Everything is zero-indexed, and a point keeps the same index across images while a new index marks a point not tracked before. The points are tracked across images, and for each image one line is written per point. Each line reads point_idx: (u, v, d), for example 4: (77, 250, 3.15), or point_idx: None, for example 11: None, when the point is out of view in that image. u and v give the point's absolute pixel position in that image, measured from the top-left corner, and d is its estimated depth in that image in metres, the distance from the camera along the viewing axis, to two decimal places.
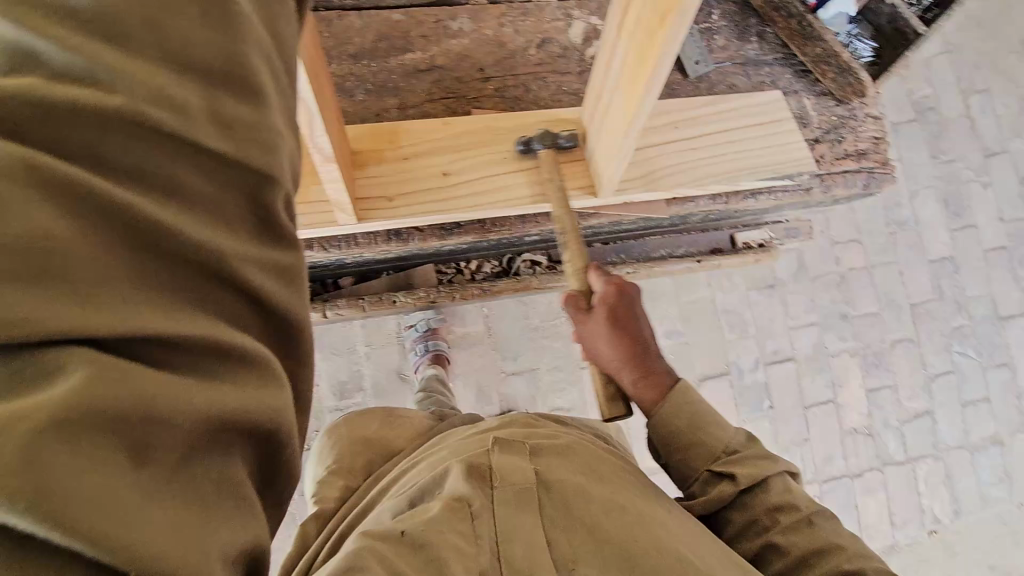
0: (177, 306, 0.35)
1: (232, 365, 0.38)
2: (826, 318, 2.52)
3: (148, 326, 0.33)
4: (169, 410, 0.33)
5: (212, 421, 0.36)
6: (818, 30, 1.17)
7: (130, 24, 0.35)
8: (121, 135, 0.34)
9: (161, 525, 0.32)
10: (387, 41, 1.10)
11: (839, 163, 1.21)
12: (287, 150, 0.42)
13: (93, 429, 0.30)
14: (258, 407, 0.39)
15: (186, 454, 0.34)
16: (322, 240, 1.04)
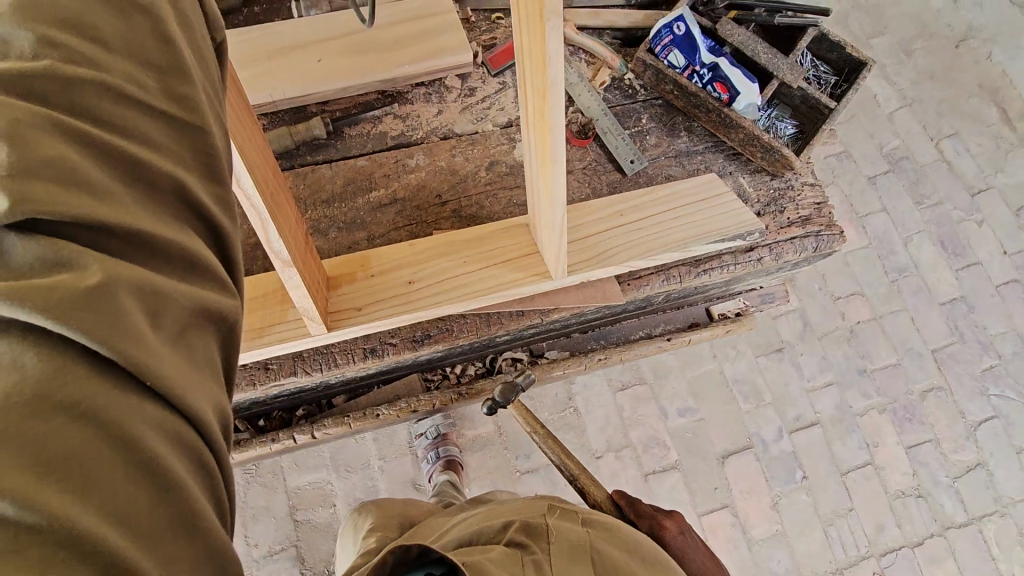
0: (143, 212, 0.39)
1: (208, 271, 0.42)
2: (843, 376, 2.45)
3: (134, 224, 0.37)
4: (170, 288, 0.37)
5: (200, 305, 0.39)
6: (735, 119, 1.28)
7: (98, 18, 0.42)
8: (86, 91, 0.39)
9: (171, 364, 0.35)
10: (353, 184, 1.26)
11: (783, 231, 1.30)
12: (216, 130, 0.47)
13: (121, 285, 0.34)
14: (231, 311, 0.42)
15: (187, 331, 0.38)
16: (304, 364, 1.13)
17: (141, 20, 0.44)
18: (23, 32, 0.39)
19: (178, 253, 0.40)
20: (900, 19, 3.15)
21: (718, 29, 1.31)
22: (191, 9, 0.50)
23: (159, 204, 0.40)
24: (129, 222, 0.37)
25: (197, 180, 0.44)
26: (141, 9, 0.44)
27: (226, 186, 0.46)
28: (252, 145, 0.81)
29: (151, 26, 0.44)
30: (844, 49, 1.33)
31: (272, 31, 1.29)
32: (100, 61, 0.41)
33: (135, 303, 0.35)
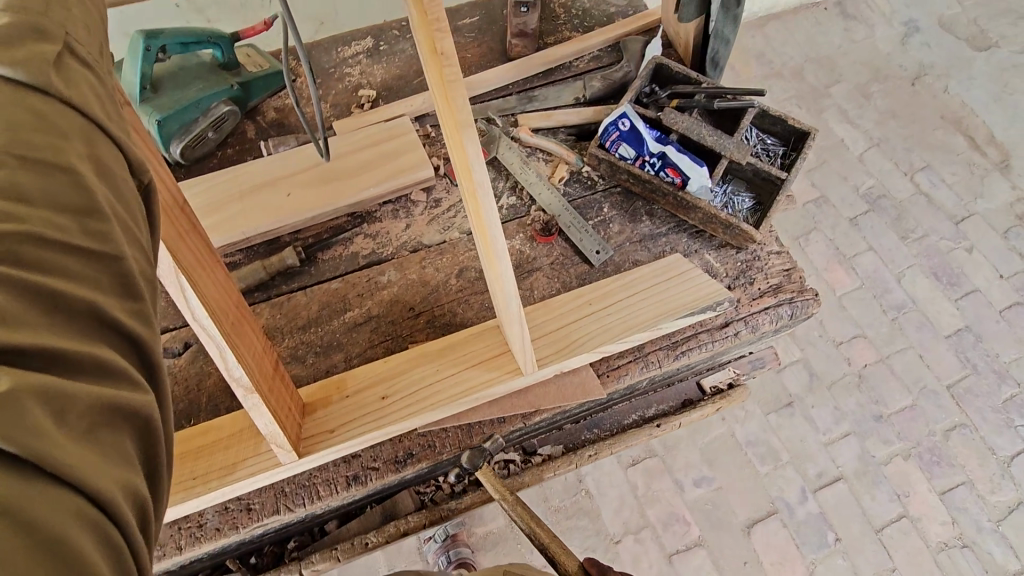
0: (55, 334, 0.41)
1: (120, 373, 0.43)
2: (860, 425, 2.37)
3: (51, 344, 0.40)
4: (75, 388, 0.39)
5: (110, 403, 0.41)
6: (692, 201, 1.32)
7: (18, 180, 0.44)
8: (7, 239, 0.41)
9: (74, 453, 0.37)
10: (328, 306, 1.29)
11: (756, 303, 1.30)
12: (132, 253, 0.49)
13: (25, 389, 0.36)
14: (140, 402, 0.44)
15: (92, 425, 0.40)
16: (287, 501, 1.11)
17: (61, 176, 0.45)
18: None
19: (89, 362, 0.42)
20: (852, 66, 3.29)
21: (662, 118, 1.38)
22: (113, 160, 0.51)
23: (76, 329, 0.42)
24: (41, 342, 0.39)
25: (112, 300, 0.46)
26: (64, 167, 0.46)
27: (141, 298, 0.48)
28: (211, 280, 0.86)
29: (71, 179, 0.46)
30: (786, 122, 1.38)
31: (243, 172, 1.37)
32: (21, 213, 0.43)
33: (37, 404, 0.37)
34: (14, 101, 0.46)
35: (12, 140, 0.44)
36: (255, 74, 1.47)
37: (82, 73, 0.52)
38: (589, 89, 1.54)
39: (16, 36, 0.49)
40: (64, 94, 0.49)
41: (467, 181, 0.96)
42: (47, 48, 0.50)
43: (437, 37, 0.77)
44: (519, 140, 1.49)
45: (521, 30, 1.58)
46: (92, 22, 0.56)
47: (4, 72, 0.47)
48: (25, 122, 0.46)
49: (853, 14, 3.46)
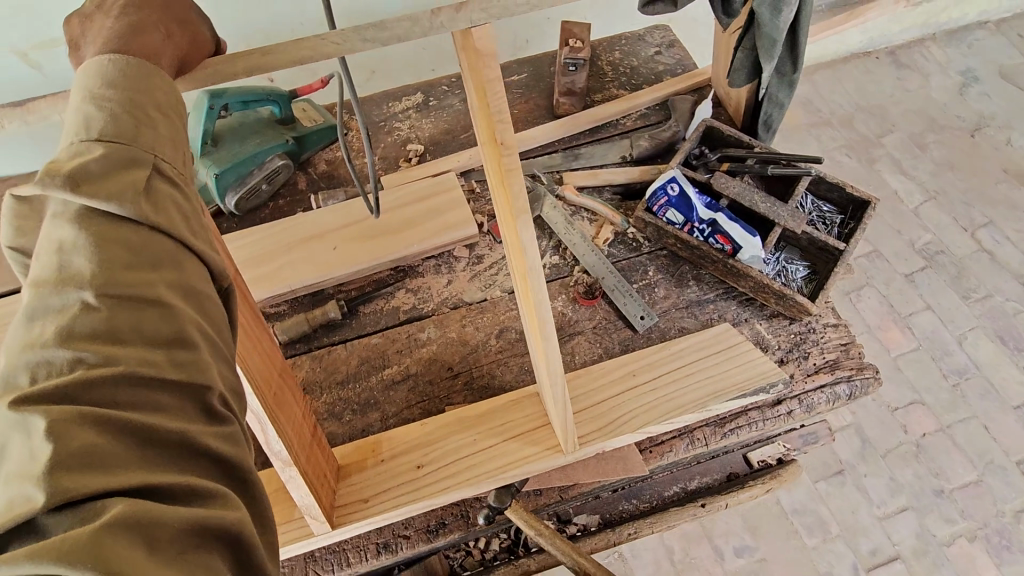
0: (148, 469, 0.44)
1: (209, 493, 0.46)
2: (919, 500, 2.21)
3: (158, 479, 0.43)
4: (168, 515, 0.41)
5: (197, 523, 0.43)
6: (742, 270, 1.27)
7: (120, 329, 0.48)
8: (111, 385, 0.45)
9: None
10: (367, 362, 1.29)
11: (811, 379, 1.23)
12: (218, 376, 0.53)
13: (120, 524, 0.39)
14: (229, 519, 0.45)
15: (185, 548, 0.42)
16: (316, 566, 1.09)
17: (153, 310, 0.50)
18: (62, 350, 0.45)
19: (181, 491, 0.44)
20: (906, 116, 3.19)
21: (713, 183, 1.34)
22: (200, 280, 0.56)
23: (170, 461, 0.46)
24: (142, 479, 0.42)
25: (202, 427, 0.49)
26: (154, 300, 0.50)
27: (225, 420, 0.52)
28: (257, 352, 0.87)
29: (160, 311, 0.50)
30: (844, 189, 1.33)
31: (292, 223, 1.39)
32: (119, 354, 0.47)
33: (131, 536, 0.39)
34: (109, 238, 0.51)
35: (106, 278, 0.48)
36: (311, 128, 1.52)
37: (166, 195, 0.56)
38: (637, 148, 1.53)
39: (111, 165, 0.53)
40: (153, 221, 0.53)
41: (516, 255, 0.96)
42: (140, 175, 0.55)
43: (498, 128, 0.80)
44: (563, 199, 1.47)
45: (568, 89, 1.59)
46: (174, 134, 0.61)
47: (99, 206, 0.51)
48: (120, 260, 0.50)
49: (907, 63, 3.37)
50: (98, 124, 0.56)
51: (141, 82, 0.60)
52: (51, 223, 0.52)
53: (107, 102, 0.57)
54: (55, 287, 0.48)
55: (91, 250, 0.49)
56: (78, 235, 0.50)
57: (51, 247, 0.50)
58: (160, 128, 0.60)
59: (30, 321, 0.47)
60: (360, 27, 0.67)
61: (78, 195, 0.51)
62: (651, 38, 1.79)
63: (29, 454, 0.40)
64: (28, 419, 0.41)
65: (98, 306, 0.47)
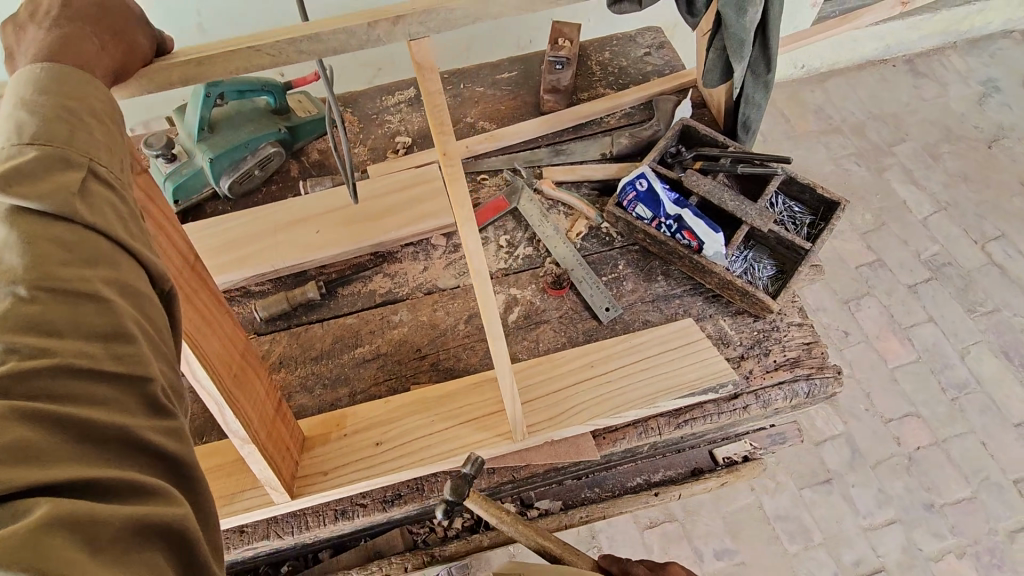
0: (84, 463, 0.47)
1: (150, 491, 0.49)
2: (908, 513, 2.18)
3: (91, 474, 0.46)
4: (104, 515, 0.45)
5: (138, 522, 0.47)
6: (706, 266, 1.30)
7: (60, 322, 0.50)
8: (46, 375, 0.48)
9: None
10: (341, 341, 1.35)
11: (769, 376, 1.25)
12: (161, 372, 0.56)
13: (58, 525, 0.42)
14: (168, 516, 0.49)
15: (124, 545, 0.45)
16: (276, 527, 1.16)
17: (92, 306, 0.52)
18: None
19: (120, 485, 0.47)
20: (921, 125, 3.13)
21: (684, 180, 1.37)
22: (138, 281, 0.58)
23: (106, 453, 0.49)
24: (79, 474, 0.45)
25: (144, 419, 0.53)
26: (88, 296, 0.52)
27: (171, 414, 0.55)
28: (215, 336, 0.91)
29: (98, 305, 0.52)
30: (814, 190, 1.34)
31: (279, 207, 1.47)
32: (57, 347, 0.49)
33: (69, 534, 0.42)
34: (41, 238, 0.52)
35: (42, 276, 0.50)
36: (305, 119, 1.59)
37: (103, 195, 0.58)
38: (617, 145, 1.56)
39: (44, 167, 0.55)
40: (85, 221, 0.55)
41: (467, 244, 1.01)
42: (75, 178, 0.56)
43: (442, 139, 0.83)
44: (541, 193, 1.52)
45: (553, 86, 1.63)
46: (113, 138, 0.62)
47: (29, 206, 0.53)
48: (55, 257, 0.52)
49: (925, 72, 3.30)
50: (31, 129, 0.56)
51: (75, 86, 0.60)
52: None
53: (40, 108, 0.57)
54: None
55: (24, 249, 0.51)
56: (8, 235, 0.51)
57: None
58: (98, 132, 0.60)
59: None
60: (294, 39, 0.68)
61: (8, 196, 0.52)
62: (642, 39, 1.83)
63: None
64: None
65: (30, 300, 0.49)
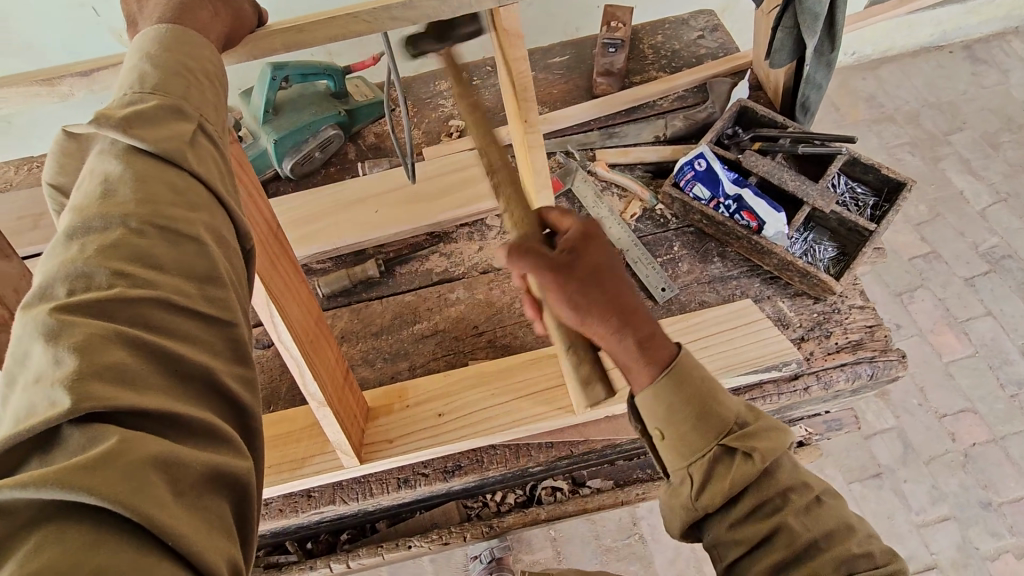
0: (172, 396, 0.47)
1: (225, 439, 0.48)
2: (963, 511, 2.11)
3: (176, 407, 0.46)
4: (183, 454, 0.44)
5: (212, 471, 0.46)
6: (767, 247, 1.28)
7: (162, 259, 0.52)
8: (145, 305, 0.48)
9: (184, 523, 0.41)
10: (400, 318, 1.38)
11: (831, 358, 1.23)
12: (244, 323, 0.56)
13: (139, 457, 0.41)
14: (236, 467, 0.48)
15: (195, 489, 0.44)
16: (342, 493, 1.20)
17: (191, 246, 0.54)
18: (100, 268, 0.49)
19: (198, 425, 0.47)
20: (979, 113, 3.01)
21: (742, 161, 1.36)
22: (227, 232, 0.59)
23: (187, 391, 0.48)
24: (164, 407, 0.45)
25: (224, 365, 0.53)
26: (190, 237, 0.54)
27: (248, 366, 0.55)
28: (295, 303, 0.95)
29: (198, 248, 0.54)
30: (879, 171, 1.32)
31: (340, 189, 1.51)
32: (158, 281, 0.50)
33: (152, 469, 0.41)
34: (157, 178, 0.56)
35: (154, 211, 0.53)
36: (362, 102, 1.64)
37: (206, 148, 0.62)
38: (670, 128, 1.56)
39: (160, 114, 0.59)
40: (191, 168, 0.58)
41: None
42: (185, 129, 0.60)
43: (524, 107, 0.87)
44: (594, 174, 1.52)
45: (607, 70, 1.64)
46: (216, 97, 0.67)
47: (143, 146, 0.56)
48: (163, 197, 0.55)
49: (984, 59, 3.18)
50: (151, 80, 0.61)
51: (191, 48, 0.66)
52: (97, 158, 0.57)
53: (160, 61, 0.63)
54: (98, 213, 0.52)
55: (135, 185, 0.54)
56: (123, 171, 0.55)
57: (96, 177, 0.56)
58: (206, 90, 0.65)
59: (67, 241, 0.51)
60: (389, 6, 0.71)
61: (128, 136, 0.56)
62: (695, 23, 1.82)
63: (51, 362, 0.43)
64: (59, 328, 0.44)
65: (138, 233, 0.52)
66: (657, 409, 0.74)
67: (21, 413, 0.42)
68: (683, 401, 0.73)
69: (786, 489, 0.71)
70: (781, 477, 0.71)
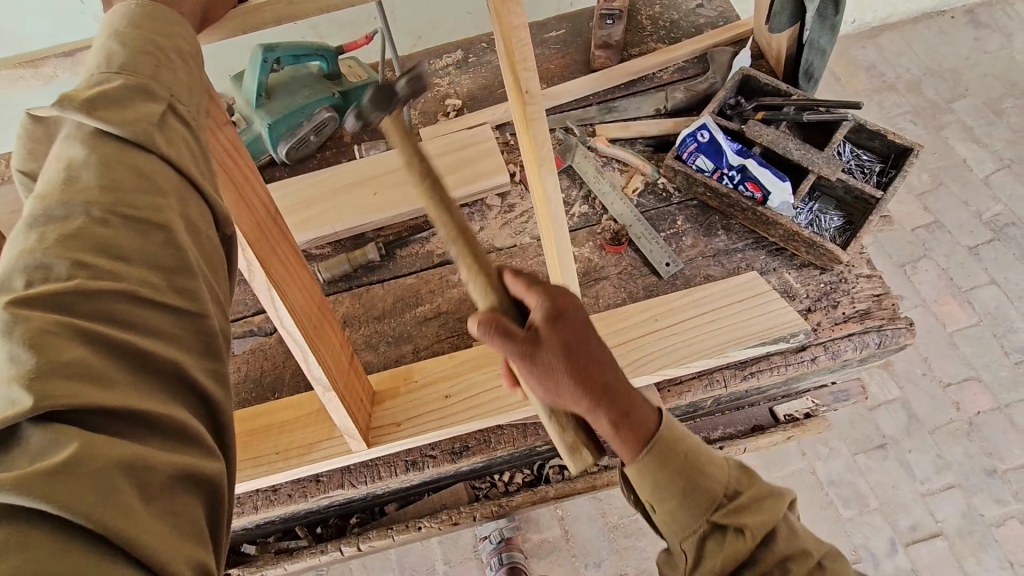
0: (137, 393, 0.45)
1: (198, 440, 0.48)
2: (967, 478, 2.12)
3: (141, 407, 0.45)
4: (150, 458, 0.43)
5: (182, 472, 0.45)
6: (772, 218, 1.26)
7: (127, 250, 0.50)
8: (109, 300, 0.47)
9: (148, 527, 0.41)
10: (402, 301, 1.37)
11: (839, 327, 1.22)
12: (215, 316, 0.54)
13: (102, 463, 0.40)
14: (206, 469, 0.47)
15: (163, 493, 0.44)
16: (351, 477, 1.20)
17: (157, 236, 0.52)
18: (61, 259, 0.47)
19: (169, 427, 0.46)
20: (982, 79, 2.96)
21: (745, 131, 1.34)
22: (200, 219, 0.57)
23: (156, 387, 0.47)
24: (131, 403, 0.44)
25: (193, 360, 0.51)
26: (158, 227, 0.52)
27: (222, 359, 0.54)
28: (297, 286, 0.94)
29: (164, 238, 0.52)
30: (885, 137, 1.29)
31: (337, 171, 1.49)
32: (120, 273, 0.49)
33: (116, 473, 0.41)
34: (121, 163, 0.53)
35: (117, 201, 0.51)
36: (356, 84, 1.61)
37: (178, 129, 0.58)
38: (671, 100, 1.53)
39: (126, 95, 0.55)
40: (160, 151, 0.55)
41: (540, 193, 1.00)
42: (155, 109, 0.56)
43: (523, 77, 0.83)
44: (595, 150, 1.49)
45: (605, 42, 1.60)
46: (192, 79, 0.63)
47: (110, 131, 0.53)
48: (128, 184, 0.52)
49: (987, 23, 3.12)
50: (119, 59, 0.58)
51: (163, 26, 0.62)
52: (62, 144, 0.54)
53: (130, 38, 0.59)
54: (60, 200, 0.50)
55: (99, 169, 0.52)
56: (87, 155, 0.52)
57: (60, 162, 0.53)
58: (179, 68, 0.62)
59: (27, 229, 0.49)
60: None
61: (93, 119, 0.53)
62: None
63: (8, 359, 0.42)
64: (16, 321, 0.43)
65: (103, 223, 0.50)
66: (641, 482, 0.75)
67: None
68: (673, 475, 0.73)
69: (784, 559, 0.70)
70: (778, 547, 0.71)
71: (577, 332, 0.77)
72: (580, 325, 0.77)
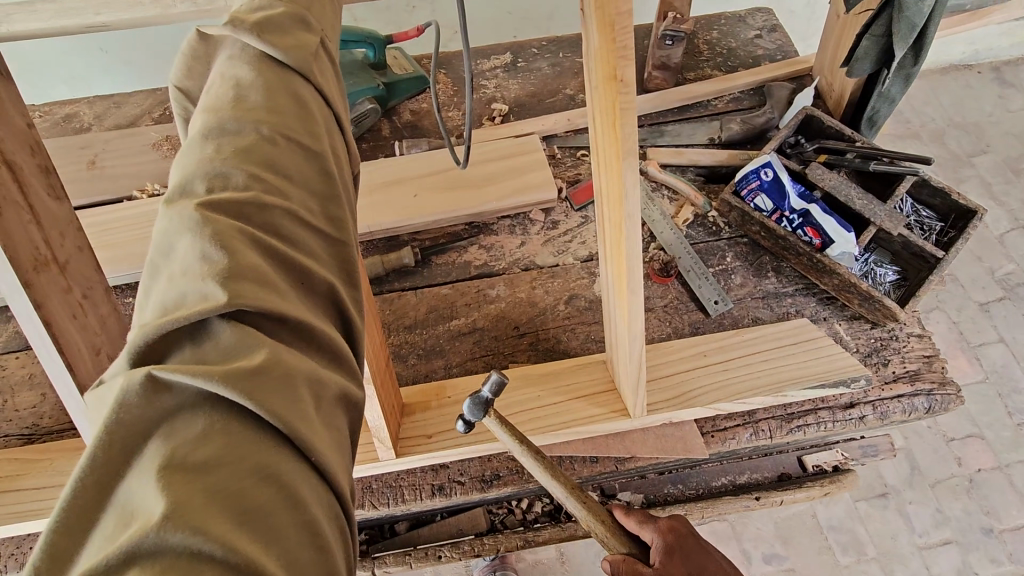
0: (306, 309, 0.43)
1: (347, 364, 0.45)
2: (964, 534, 2.12)
3: (311, 321, 0.43)
4: (320, 373, 0.42)
5: (343, 394, 0.44)
6: (830, 266, 1.22)
7: (290, 169, 0.47)
8: (278, 211, 0.44)
9: (322, 438, 0.40)
10: (436, 312, 1.30)
11: (888, 387, 1.19)
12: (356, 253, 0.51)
13: (288, 368, 0.39)
14: (358, 391, 0.46)
15: (330, 408, 0.42)
16: (373, 497, 1.13)
17: (314, 161, 0.49)
18: (238, 169, 0.45)
19: (327, 345, 0.44)
20: (1004, 137, 2.98)
21: (808, 173, 1.30)
22: (342, 153, 0.55)
23: (311, 302, 0.44)
24: (301, 316, 0.42)
25: (344, 287, 0.48)
26: (317, 153, 0.50)
27: (357, 287, 0.50)
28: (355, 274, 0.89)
29: (318, 165, 0.50)
30: (948, 196, 1.27)
31: (377, 167, 1.41)
32: (286, 191, 0.46)
33: (300, 381, 0.39)
34: (283, 86, 0.51)
35: (281, 123, 0.48)
36: (402, 76, 1.55)
37: (327, 63, 0.58)
38: (726, 130, 1.48)
39: (286, 23, 0.55)
40: (316, 82, 0.55)
41: (614, 211, 0.93)
42: (309, 41, 0.56)
43: (619, 64, 0.75)
44: (645, 173, 1.44)
45: (662, 63, 1.55)
46: (332, 24, 0.64)
47: (275, 55, 0.52)
48: (289, 108, 0.50)
49: (1011, 82, 3.14)
50: None
51: None
52: (225, 63, 0.53)
53: None
54: (232, 116, 0.48)
55: (265, 89, 0.50)
56: (255, 77, 0.51)
57: (227, 82, 0.51)
58: (324, 8, 0.63)
59: (203, 140, 0.47)
60: None
61: (260, 41, 0.52)
62: (753, 21, 1.74)
63: (198, 258, 0.40)
64: (203, 222, 0.41)
65: (271, 140, 0.47)
66: None
67: (168, 303, 0.39)
68: None
69: None
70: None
71: (696, 554, 0.97)
72: (695, 546, 0.98)
